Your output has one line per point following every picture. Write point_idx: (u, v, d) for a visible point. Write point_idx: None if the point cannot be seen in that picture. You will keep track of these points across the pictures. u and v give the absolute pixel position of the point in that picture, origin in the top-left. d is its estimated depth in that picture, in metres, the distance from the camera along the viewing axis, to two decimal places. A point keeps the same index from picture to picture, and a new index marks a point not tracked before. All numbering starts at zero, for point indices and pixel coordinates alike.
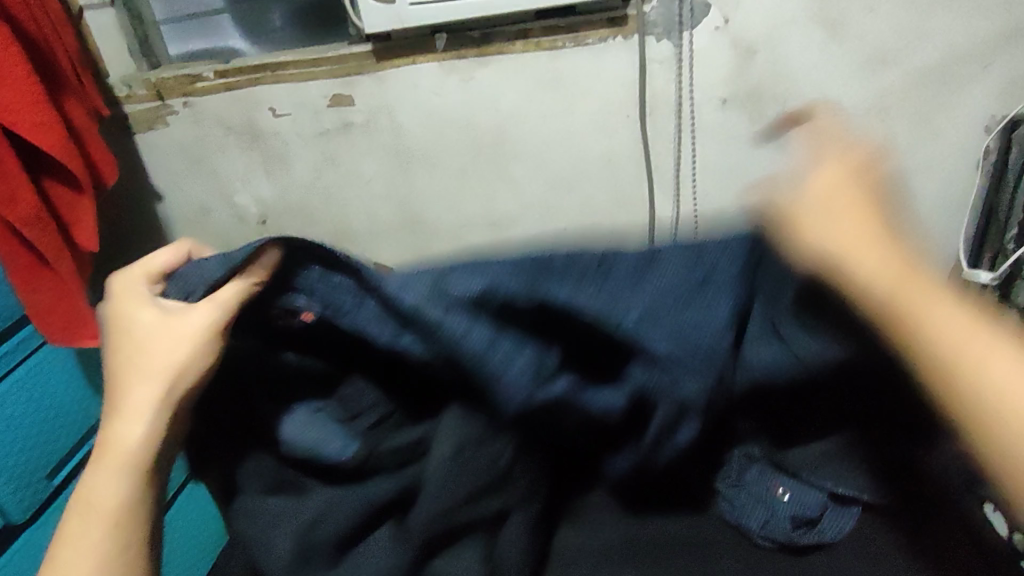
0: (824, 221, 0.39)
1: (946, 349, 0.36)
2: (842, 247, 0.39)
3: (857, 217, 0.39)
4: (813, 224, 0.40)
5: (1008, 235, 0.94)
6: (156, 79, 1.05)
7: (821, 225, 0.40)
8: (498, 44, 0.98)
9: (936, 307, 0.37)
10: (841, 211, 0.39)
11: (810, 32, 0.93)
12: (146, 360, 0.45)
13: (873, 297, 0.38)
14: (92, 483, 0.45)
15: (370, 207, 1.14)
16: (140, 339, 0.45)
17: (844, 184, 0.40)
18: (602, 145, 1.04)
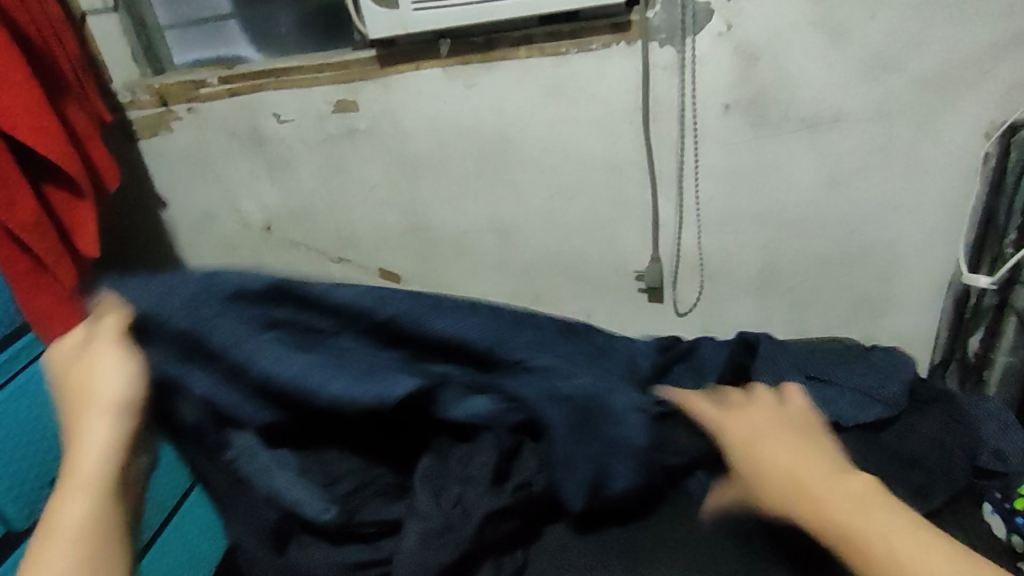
0: (734, 425, 0.54)
1: (874, 555, 0.45)
2: (775, 459, 0.50)
3: (783, 449, 0.51)
4: (721, 423, 0.55)
5: (1006, 240, 0.95)
6: (160, 85, 1.06)
7: (732, 426, 0.54)
8: (502, 50, 0.99)
9: (864, 520, 0.46)
10: (762, 427, 0.53)
11: (812, 38, 0.94)
12: (94, 399, 0.48)
13: (805, 507, 0.48)
14: (57, 510, 0.47)
15: (374, 213, 1.14)
16: (88, 385, 0.49)
17: (750, 405, 0.56)
18: (606, 151, 1.05)
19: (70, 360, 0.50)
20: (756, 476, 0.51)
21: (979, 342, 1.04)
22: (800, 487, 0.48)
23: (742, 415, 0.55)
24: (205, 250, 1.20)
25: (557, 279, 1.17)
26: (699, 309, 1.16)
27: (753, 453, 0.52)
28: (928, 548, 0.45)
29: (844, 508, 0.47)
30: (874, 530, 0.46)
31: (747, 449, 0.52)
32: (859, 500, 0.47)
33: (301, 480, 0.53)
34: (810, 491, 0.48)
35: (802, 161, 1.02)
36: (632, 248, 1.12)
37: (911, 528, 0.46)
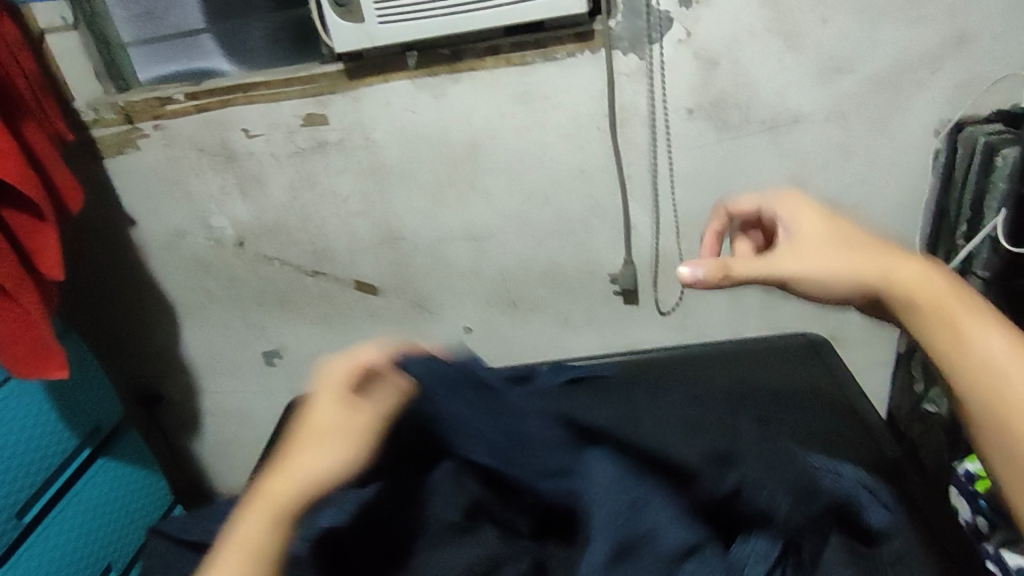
0: (804, 247, 0.61)
1: (972, 346, 0.53)
2: (836, 268, 0.59)
3: (843, 235, 0.61)
4: (802, 241, 0.62)
5: (958, 232, 1.01)
6: (124, 103, 1.05)
7: (802, 244, 0.62)
8: (469, 61, 1.01)
9: (970, 319, 0.54)
10: (821, 240, 0.61)
11: (769, 43, 0.97)
12: (310, 436, 0.53)
13: (903, 295, 0.56)
14: (242, 522, 0.52)
15: (348, 224, 1.14)
16: (313, 432, 0.53)
17: (811, 217, 0.63)
18: (576, 156, 1.06)
19: (331, 390, 0.54)
20: (818, 277, 0.59)
21: None
22: (879, 273, 0.57)
23: (811, 215, 0.63)
24: (176, 269, 1.18)
25: (533, 286, 1.18)
26: (676, 310, 1.19)
27: (813, 267, 0.60)
28: (995, 327, 0.54)
29: (906, 273, 0.57)
30: (950, 305, 0.55)
31: (805, 248, 0.61)
32: (927, 279, 0.56)
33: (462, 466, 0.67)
34: (894, 282, 0.57)
35: (765, 161, 1.05)
36: (605, 252, 1.14)
37: (981, 312, 0.55)
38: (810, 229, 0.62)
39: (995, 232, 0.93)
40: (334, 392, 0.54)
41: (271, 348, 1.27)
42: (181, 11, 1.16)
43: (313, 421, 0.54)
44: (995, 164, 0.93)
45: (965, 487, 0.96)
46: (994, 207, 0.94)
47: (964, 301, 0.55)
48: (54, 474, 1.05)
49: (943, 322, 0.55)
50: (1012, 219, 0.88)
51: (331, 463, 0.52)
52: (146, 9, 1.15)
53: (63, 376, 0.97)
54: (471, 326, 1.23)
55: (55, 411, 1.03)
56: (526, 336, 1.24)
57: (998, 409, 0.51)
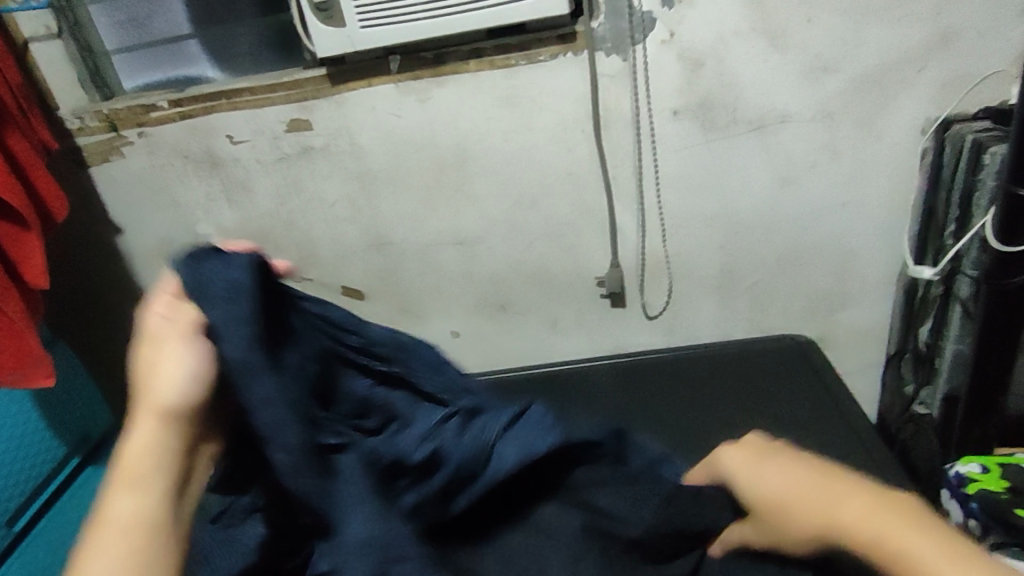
0: (753, 485, 0.49)
1: None
2: (783, 505, 0.47)
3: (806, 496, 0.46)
4: (749, 486, 0.49)
5: (947, 231, 1.00)
6: (108, 110, 1.05)
7: (752, 481, 0.49)
8: (452, 63, 1.00)
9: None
10: (777, 487, 0.47)
11: (754, 43, 0.96)
12: (148, 395, 0.49)
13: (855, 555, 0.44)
14: (112, 505, 0.47)
15: (335, 230, 1.14)
16: (149, 388, 0.49)
17: (762, 471, 0.49)
18: (561, 159, 1.06)
19: (160, 326, 0.51)
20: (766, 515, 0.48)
21: (929, 331, 1.07)
22: (826, 518, 0.45)
23: (736, 461, 0.51)
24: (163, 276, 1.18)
25: (521, 289, 1.18)
26: (666, 312, 1.18)
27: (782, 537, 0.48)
28: None
29: (864, 525, 0.43)
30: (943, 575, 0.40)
31: (763, 480, 0.48)
32: (898, 535, 0.42)
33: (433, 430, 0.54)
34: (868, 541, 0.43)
35: (752, 162, 1.05)
36: (593, 255, 1.13)
37: None
38: (764, 498, 0.48)
39: (984, 230, 0.93)
40: (176, 345, 0.50)
41: None
42: (166, 16, 1.13)
43: (147, 375, 0.49)
44: (982, 162, 0.92)
45: (956, 490, 0.93)
46: (982, 205, 0.93)
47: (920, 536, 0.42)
48: (44, 483, 1.05)
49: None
50: (1001, 213, 0.86)
51: (178, 391, 0.49)
52: (130, 15, 1.13)
53: (49, 385, 0.97)
54: (458, 330, 1.23)
55: (44, 419, 1.04)
56: (515, 340, 1.23)
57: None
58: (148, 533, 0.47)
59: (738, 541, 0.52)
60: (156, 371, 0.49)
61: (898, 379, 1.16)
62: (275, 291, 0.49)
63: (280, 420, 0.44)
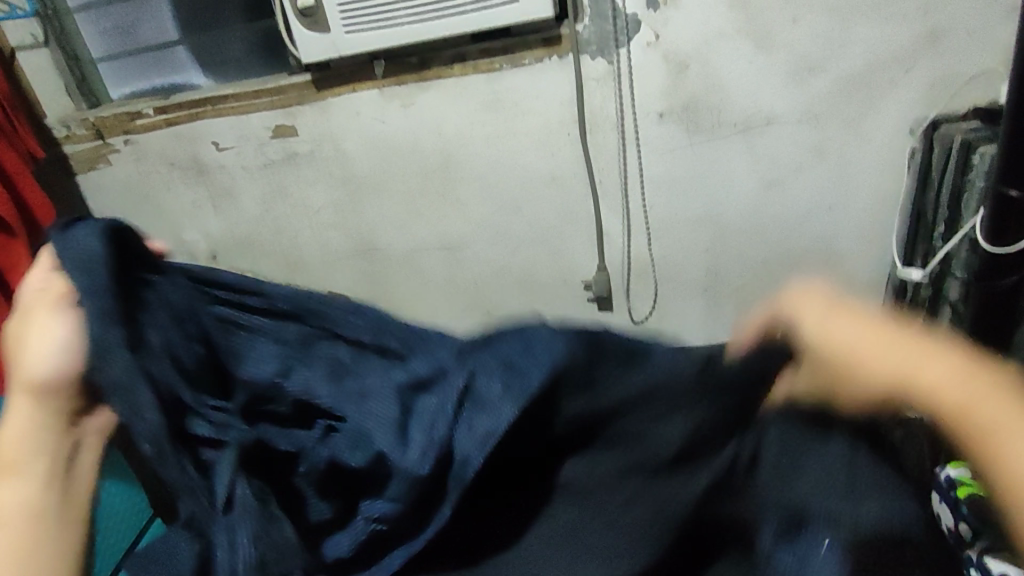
0: (815, 330, 0.39)
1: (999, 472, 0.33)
2: (851, 347, 0.37)
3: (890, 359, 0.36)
4: (803, 329, 0.40)
5: (936, 233, 0.99)
6: (94, 118, 1.05)
7: (809, 325, 0.39)
8: (436, 68, 1.00)
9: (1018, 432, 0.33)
10: (844, 334, 0.38)
11: (739, 44, 0.95)
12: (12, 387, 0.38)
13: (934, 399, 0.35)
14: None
15: (321, 236, 1.13)
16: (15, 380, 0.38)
17: (811, 300, 0.40)
18: (547, 163, 1.05)
19: (30, 295, 0.39)
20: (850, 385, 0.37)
21: None
22: (905, 374, 0.35)
23: (812, 323, 0.40)
24: None
25: (508, 294, 1.17)
26: (653, 316, 1.17)
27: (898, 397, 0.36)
28: None
29: (944, 382, 0.35)
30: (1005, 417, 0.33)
31: (836, 327, 0.38)
32: (979, 395, 0.34)
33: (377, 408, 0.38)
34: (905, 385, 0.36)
35: (739, 164, 1.04)
36: (579, 259, 1.12)
37: None
38: (848, 347, 0.37)
39: (974, 231, 0.91)
40: (37, 317, 0.38)
41: None
42: (153, 23, 1.13)
43: (16, 352, 0.38)
44: (971, 163, 0.91)
45: (947, 494, 0.91)
46: (973, 206, 0.92)
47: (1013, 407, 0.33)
48: None
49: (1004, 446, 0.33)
50: (992, 216, 0.85)
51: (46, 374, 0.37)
52: (115, 23, 1.12)
53: None
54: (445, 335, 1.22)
55: None
56: None
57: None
58: (25, 537, 0.36)
59: (784, 398, 0.42)
60: (23, 349, 0.38)
61: None
62: (143, 265, 0.39)
63: (135, 392, 0.36)
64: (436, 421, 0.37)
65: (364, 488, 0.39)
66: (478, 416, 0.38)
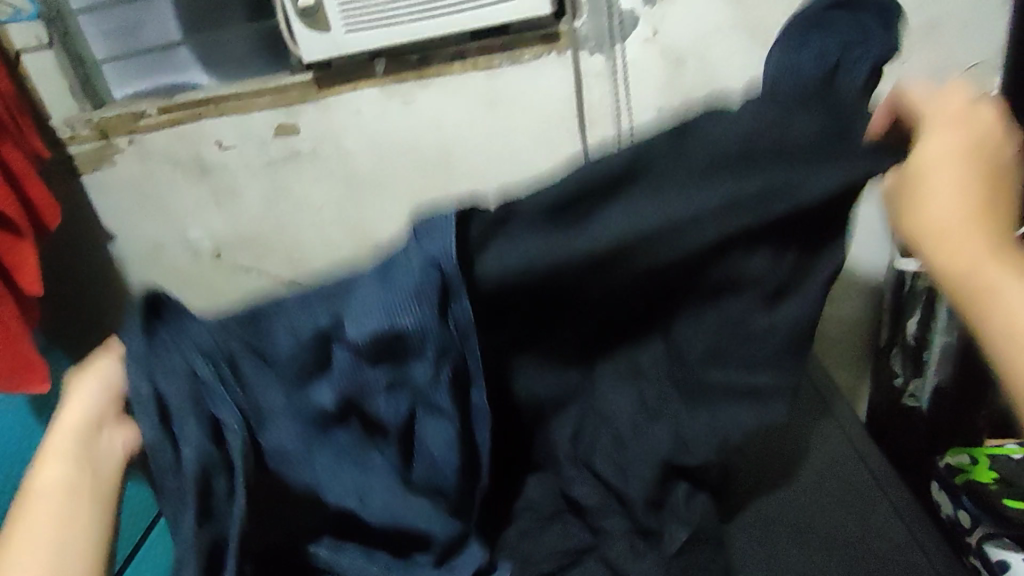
0: (935, 178, 0.46)
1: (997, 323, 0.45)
2: (939, 203, 0.46)
3: (951, 174, 0.46)
4: (927, 167, 0.47)
5: None
6: (99, 119, 1.06)
7: (935, 166, 0.47)
8: (436, 66, 1.01)
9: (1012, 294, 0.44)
10: (954, 184, 0.46)
11: (735, 39, 0.97)
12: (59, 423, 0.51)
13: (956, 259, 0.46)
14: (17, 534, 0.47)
15: (324, 234, 1.15)
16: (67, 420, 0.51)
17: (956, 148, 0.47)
18: (546, 159, 1.07)
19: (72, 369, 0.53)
20: (927, 212, 0.46)
21: (917, 325, 1.02)
22: (937, 229, 0.46)
23: (932, 132, 0.48)
24: (156, 281, 1.19)
25: None
26: None
27: (927, 187, 0.47)
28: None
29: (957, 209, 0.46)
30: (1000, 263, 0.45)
31: (943, 169, 0.46)
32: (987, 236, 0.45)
33: (373, 313, 0.47)
34: (945, 198, 0.46)
35: None
36: None
37: None
38: (941, 216, 0.46)
39: None
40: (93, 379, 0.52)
41: None
42: (156, 25, 1.15)
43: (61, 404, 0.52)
44: None
45: (947, 482, 0.93)
46: None
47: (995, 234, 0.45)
48: None
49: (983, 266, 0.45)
50: None
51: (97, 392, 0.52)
52: (118, 25, 1.15)
53: (44, 390, 0.97)
54: None
55: (41, 424, 1.05)
56: None
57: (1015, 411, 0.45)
58: (66, 497, 0.48)
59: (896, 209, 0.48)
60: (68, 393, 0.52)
61: (887, 370, 1.12)
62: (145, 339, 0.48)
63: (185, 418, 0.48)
64: (407, 273, 0.46)
65: (407, 363, 0.50)
66: (421, 236, 0.47)
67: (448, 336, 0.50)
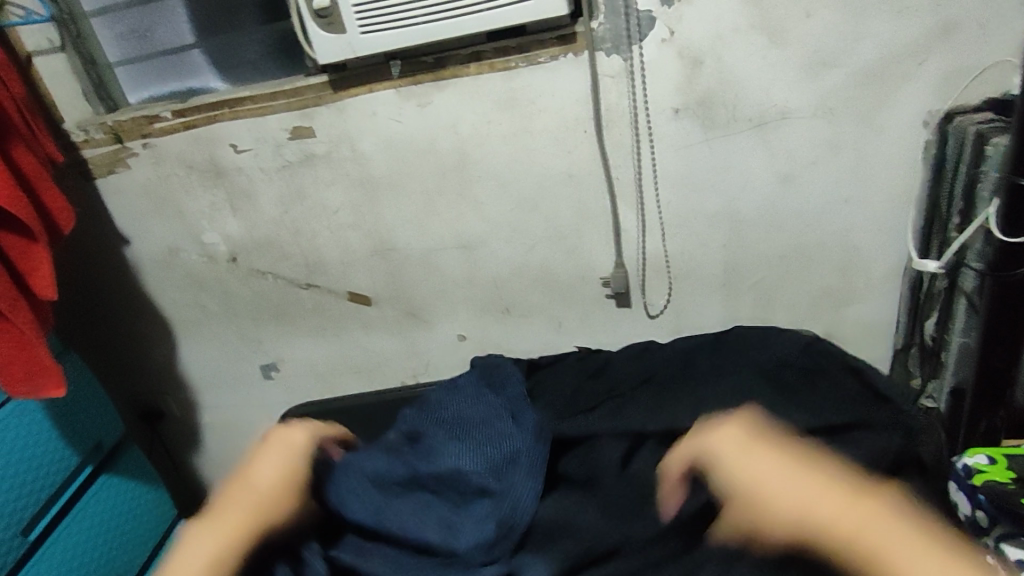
0: (742, 463, 0.71)
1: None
2: (772, 493, 0.68)
3: (749, 437, 0.73)
4: (723, 462, 0.72)
5: (950, 224, 1.00)
6: (113, 122, 1.06)
7: (729, 455, 0.72)
8: (452, 68, 1.00)
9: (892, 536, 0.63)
10: (756, 462, 0.71)
11: (752, 39, 0.96)
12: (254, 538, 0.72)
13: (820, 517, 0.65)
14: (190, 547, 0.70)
15: (340, 237, 1.14)
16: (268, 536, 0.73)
17: (738, 435, 0.74)
18: (563, 161, 1.06)
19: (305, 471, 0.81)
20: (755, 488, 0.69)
21: (935, 325, 1.08)
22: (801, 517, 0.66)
23: (729, 446, 0.73)
24: (171, 286, 1.19)
25: (525, 292, 1.18)
26: (668, 310, 1.17)
27: (765, 491, 0.68)
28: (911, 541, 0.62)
29: (791, 495, 0.67)
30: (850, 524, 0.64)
31: (747, 458, 0.71)
32: (824, 498, 0.66)
33: (436, 406, 0.90)
34: (765, 440, 0.72)
35: (755, 159, 1.04)
36: (597, 255, 1.13)
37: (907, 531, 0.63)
38: (773, 491, 0.68)
39: (988, 222, 0.93)
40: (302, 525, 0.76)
41: (267, 361, 1.27)
42: (168, 27, 1.13)
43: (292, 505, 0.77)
44: (985, 153, 0.92)
45: (963, 482, 0.92)
46: (986, 196, 0.93)
47: (821, 494, 0.66)
48: (61, 489, 1.08)
49: (829, 529, 0.64)
50: (1006, 207, 0.86)
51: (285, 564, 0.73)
52: (131, 28, 1.13)
53: (62, 394, 0.99)
54: (464, 333, 1.23)
55: (58, 430, 1.06)
56: (521, 341, 1.23)
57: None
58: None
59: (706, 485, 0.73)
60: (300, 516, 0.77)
61: (905, 376, 1.17)
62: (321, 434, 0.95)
63: None
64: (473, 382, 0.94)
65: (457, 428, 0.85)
66: (498, 365, 0.97)
67: (494, 406, 0.88)
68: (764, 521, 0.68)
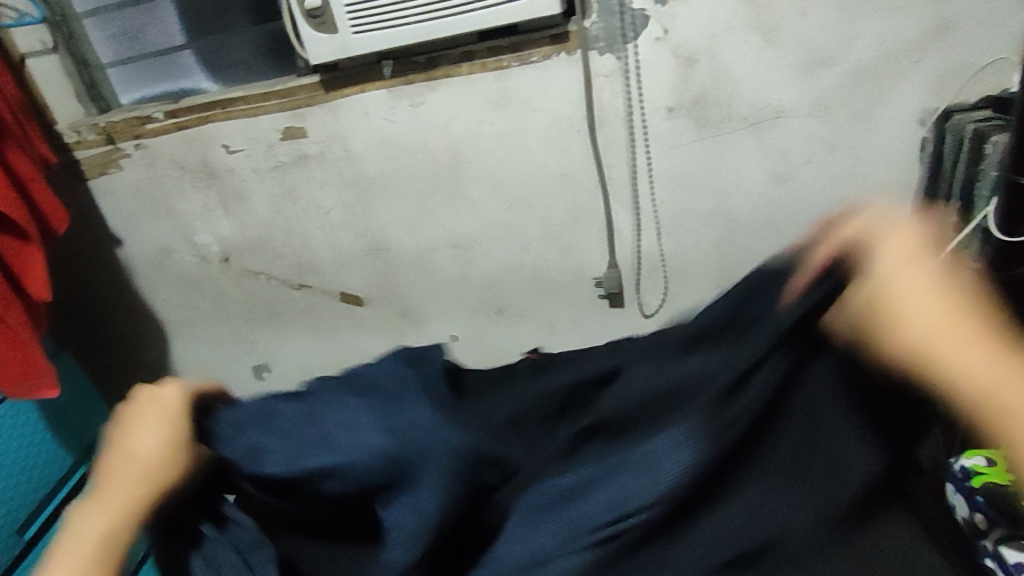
0: (896, 272, 0.47)
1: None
2: (903, 293, 0.46)
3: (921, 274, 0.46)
4: (875, 264, 0.49)
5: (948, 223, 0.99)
6: (105, 123, 1.05)
7: (891, 270, 0.48)
8: (444, 67, 1.00)
9: None
10: (908, 271, 0.47)
11: (747, 37, 0.95)
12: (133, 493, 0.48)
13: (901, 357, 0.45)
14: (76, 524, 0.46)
15: (332, 237, 1.14)
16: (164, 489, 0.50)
17: (904, 241, 0.49)
18: (556, 161, 1.05)
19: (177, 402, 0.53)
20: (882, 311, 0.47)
21: None
22: (926, 345, 0.44)
23: (894, 248, 0.49)
24: (164, 287, 1.19)
25: (519, 293, 1.17)
26: (663, 311, 1.17)
27: (892, 304, 0.46)
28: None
29: (919, 294, 0.45)
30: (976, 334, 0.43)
31: (915, 263, 0.47)
32: (951, 303, 0.45)
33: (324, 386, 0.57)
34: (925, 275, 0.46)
35: (751, 159, 1.03)
36: (590, 255, 1.12)
37: None
38: (910, 310, 0.45)
39: (987, 221, 0.91)
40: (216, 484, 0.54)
41: (259, 362, 1.27)
42: (160, 28, 1.13)
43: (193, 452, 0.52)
44: (983, 151, 0.91)
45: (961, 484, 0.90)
46: (984, 195, 0.92)
47: (926, 276, 0.46)
48: (54, 491, 1.08)
49: (940, 348, 0.43)
50: (1004, 205, 0.86)
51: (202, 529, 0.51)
52: (123, 29, 1.12)
53: (54, 395, 0.98)
54: (458, 334, 1.22)
55: (52, 429, 1.06)
56: (514, 341, 1.22)
57: (992, 419, 0.41)
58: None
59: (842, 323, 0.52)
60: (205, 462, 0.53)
61: None
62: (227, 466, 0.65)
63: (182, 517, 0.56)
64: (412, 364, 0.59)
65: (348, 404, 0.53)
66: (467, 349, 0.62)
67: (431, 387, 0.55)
68: (867, 337, 0.49)
